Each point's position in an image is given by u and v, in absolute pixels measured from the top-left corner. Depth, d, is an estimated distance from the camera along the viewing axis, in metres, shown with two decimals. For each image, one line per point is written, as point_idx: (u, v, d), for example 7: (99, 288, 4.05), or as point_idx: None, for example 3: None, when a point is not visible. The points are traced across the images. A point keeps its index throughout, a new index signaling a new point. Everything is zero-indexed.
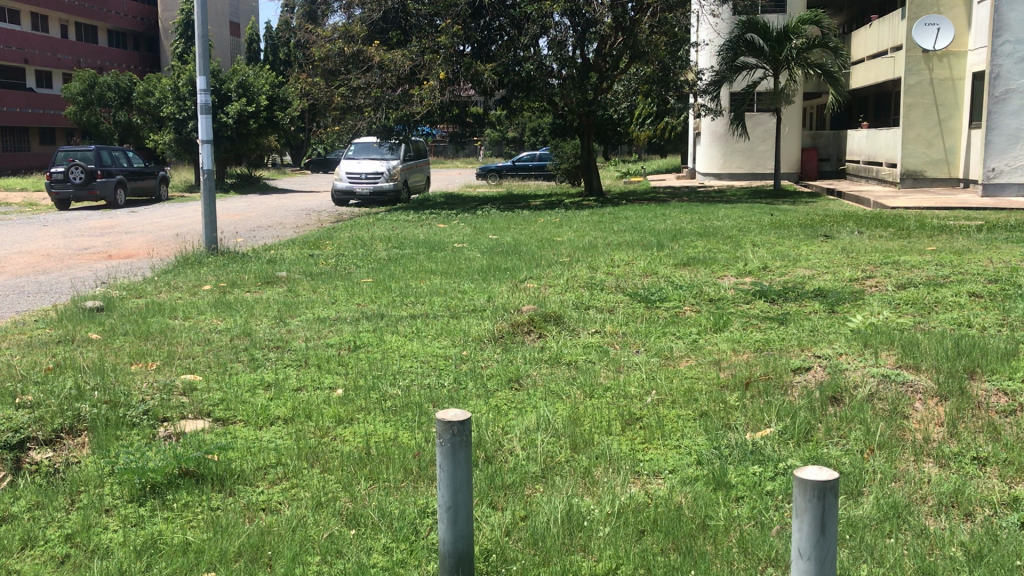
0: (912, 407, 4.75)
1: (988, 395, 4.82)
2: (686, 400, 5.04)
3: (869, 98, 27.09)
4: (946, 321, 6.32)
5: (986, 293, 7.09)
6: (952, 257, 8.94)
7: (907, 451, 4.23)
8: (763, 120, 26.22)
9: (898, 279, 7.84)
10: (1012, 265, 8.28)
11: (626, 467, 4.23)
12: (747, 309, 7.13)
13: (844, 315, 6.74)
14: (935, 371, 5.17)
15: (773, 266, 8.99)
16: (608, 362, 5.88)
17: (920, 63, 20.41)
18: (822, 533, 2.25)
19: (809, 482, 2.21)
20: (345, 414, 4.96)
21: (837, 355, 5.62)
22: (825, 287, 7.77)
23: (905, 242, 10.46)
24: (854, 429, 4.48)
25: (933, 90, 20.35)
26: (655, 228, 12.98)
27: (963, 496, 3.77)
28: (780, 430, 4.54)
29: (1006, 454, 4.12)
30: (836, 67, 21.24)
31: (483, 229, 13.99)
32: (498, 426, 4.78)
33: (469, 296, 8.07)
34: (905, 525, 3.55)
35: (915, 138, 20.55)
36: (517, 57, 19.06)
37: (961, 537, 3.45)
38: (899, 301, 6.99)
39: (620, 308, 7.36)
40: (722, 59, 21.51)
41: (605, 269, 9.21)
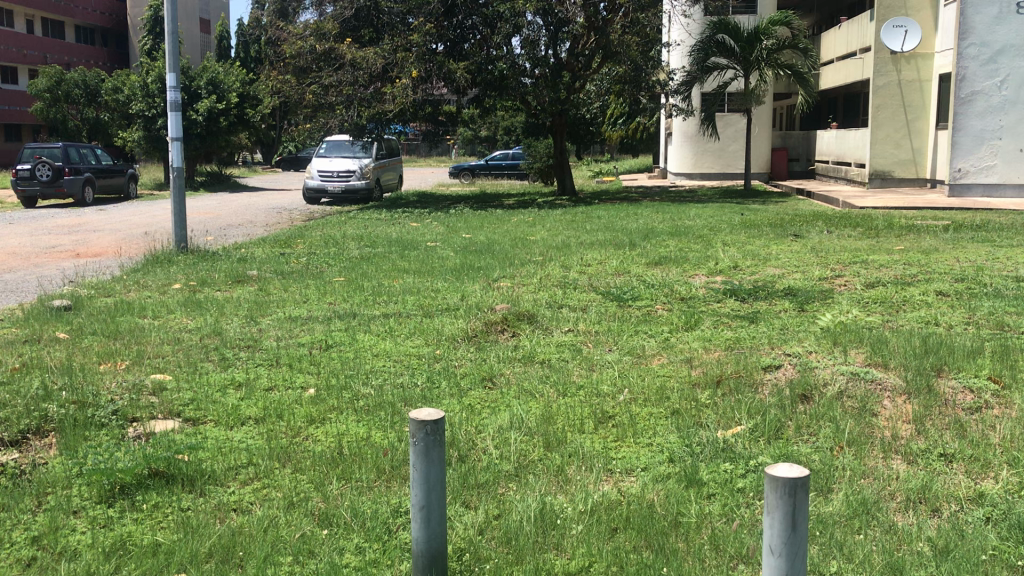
0: (880, 405, 4.78)
1: (955, 393, 4.85)
2: (658, 398, 5.06)
3: (839, 99, 27.32)
4: (914, 320, 6.39)
5: (953, 292, 7.17)
6: (920, 257, 9.04)
7: (876, 448, 4.28)
8: (734, 121, 26.39)
9: (866, 279, 7.90)
10: (979, 264, 8.38)
11: (598, 465, 4.25)
12: (717, 307, 7.18)
13: (813, 313, 6.80)
14: (903, 369, 5.21)
15: (744, 266, 9.03)
16: (581, 361, 5.89)
17: (888, 64, 20.59)
18: (792, 530, 2.28)
19: (781, 479, 2.23)
20: (316, 414, 4.93)
21: (807, 354, 5.65)
22: (794, 286, 7.81)
23: (872, 241, 10.56)
24: (823, 428, 4.52)
25: (900, 92, 20.57)
26: (628, 227, 13.05)
27: (930, 492, 3.82)
28: (751, 428, 4.57)
29: (972, 451, 4.17)
30: (806, 68, 21.37)
31: (454, 228, 13.98)
32: (471, 425, 4.78)
33: (442, 296, 8.03)
34: (874, 521, 3.60)
35: (882, 138, 20.77)
36: (490, 56, 19.05)
37: (927, 532, 3.51)
38: (867, 300, 7.05)
39: (592, 307, 7.37)
40: (694, 59, 21.55)
41: (578, 268, 9.23)
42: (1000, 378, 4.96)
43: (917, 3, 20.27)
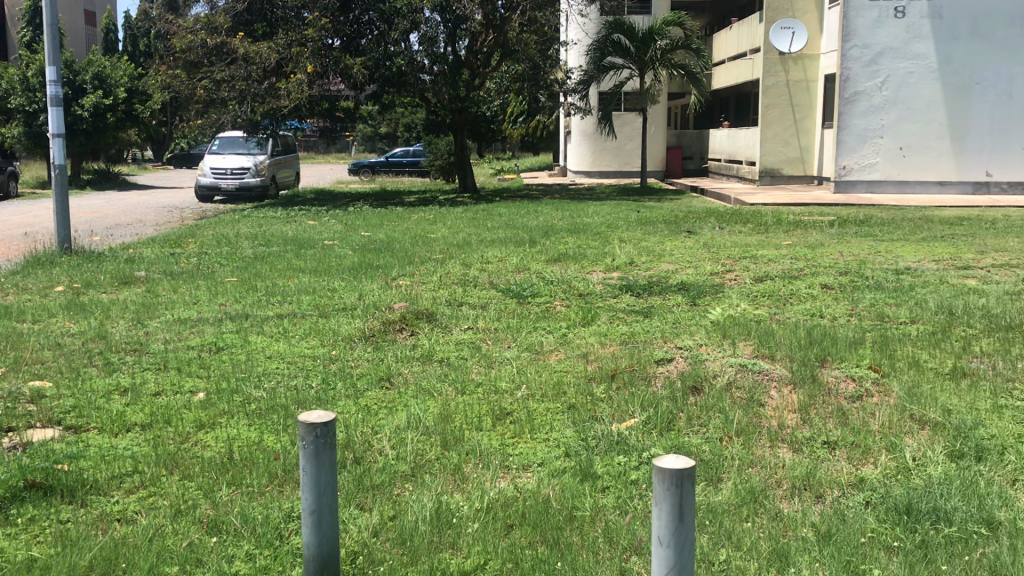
0: (767, 395, 4.91)
1: (837, 381, 5.02)
2: (554, 394, 5.09)
3: (731, 99, 28.08)
4: (800, 312, 6.60)
5: (836, 285, 7.44)
6: (806, 251, 9.36)
7: (763, 437, 4.40)
8: (630, 120, 26.83)
9: (755, 273, 8.12)
10: (862, 258, 8.71)
11: (495, 462, 4.25)
12: (614, 302, 7.28)
13: (705, 307, 6.95)
14: (789, 360, 5.37)
15: (640, 262, 9.17)
16: (480, 358, 5.87)
17: (777, 65, 21.23)
18: (680, 522, 2.31)
19: (668, 471, 2.26)
20: (206, 418, 4.78)
21: (698, 347, 5.76)
22: (687, 281, 7.97)
23: (762, 236, 10.88)
24: (713, 418, 4.62)
25: (788, 92, 21.25)
26: (528, 225, 13.12)
27: (814, 478, 3.94)
28: (644, 421, 4.63)
29: (853, 437, 4.31)
30: (699, 69, 21.88)
31: (353, 226, 13.79)
32: (367, 426, 4.71)
33: (339, 295, 7.90)
34: (762, 509, 3.69)
35: (772, 137, 21.43)
36: (387, 52, 18.83)
37: (811, 518, 3.62)
38: (756, 294, 7.25)
39: (492, 304, 7.37)
40: (590, 59, 21.81)
41: (478, 266, 9.22)
42: (880, 366, 5.14)
43: (802, 5, 21.01)
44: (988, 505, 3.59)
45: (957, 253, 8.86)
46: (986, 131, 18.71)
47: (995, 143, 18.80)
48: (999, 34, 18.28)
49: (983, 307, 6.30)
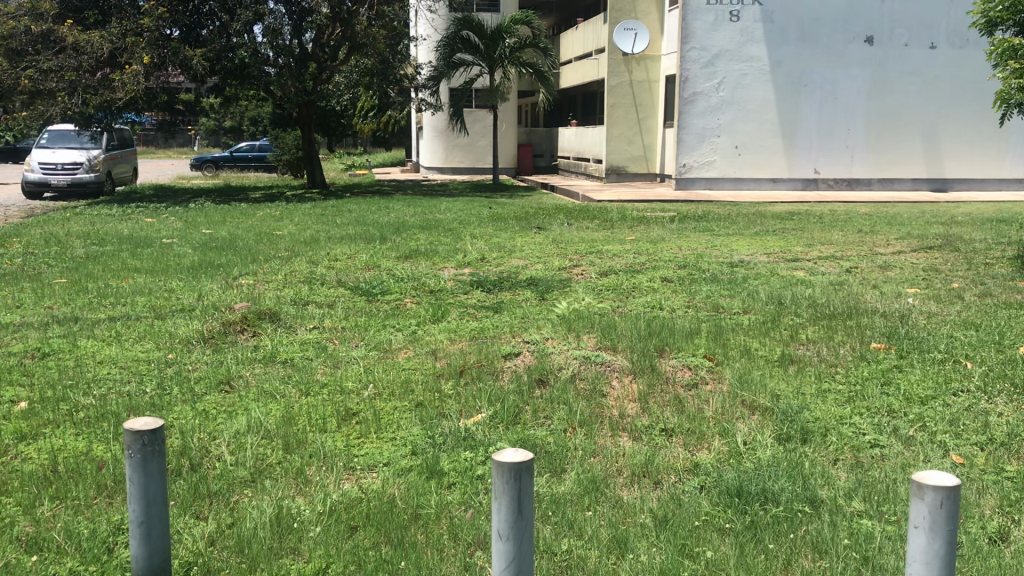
0: (609, 385, 5.02)
1: (675, 370, 5.18)
2: (401, 392, 5.04)
3: (579, 98, 28.68)
4: (642, 305, 6.78)
5: (676, 278, 7.69)
6: (648, 246, 9.65)
7: (605, 427, 4.50)
8: (481, 117, 26.97)
9: (601, 268, 8.31)
10: (700, 252, 9.05)
11: (339, 464, 4.16)
12: (464, 298, 7.28)
13: (552, 302, 7.05)
14: (630, 351, 5.50)
15: (490, 257, 9.22)
16: (326, 358, 5.75)
17: (621, 66, 21.75)
18: (519, 514, 2.31)
19: (507, 465, 2.26)
20: (28, 429, 4.48)
21: (544, 341, 5.82)
22: (535, 276, 8.07)
23: (607, 232, 11.15)
24: (557, 410, 4.68)
25: (632, 92, 21.83)
26: (378, 221, 12.98)
27: (652, 465, 4.06)
28: (490, 415, 4.65)
29: (688, 424, 4.47)
30: (547, 67, 22.23)
31: (194, 224, 13.28)
32: (205, 432, 4.53)
33: (177, 296, 7.57)
34: (603, 497, 3.77)
35: (618, 135, 22.00)
36: (229, 43, 18.06)
37: (650, 504, 3.72)
38: (602, 288, 7.41)
39: (339, 303, 7.24)
40: (440, 55, 21.79)
41: (325, 263, 9.04)
42: (714, 355, 5.34)
43: (644, 7, 21.69)
44: (811, 484, 3.79)
45: (787, 246, 9.35)
46: (814, 131, 19.84)
47: (822, 144, 19.95)
48: (824, 38, 19.46)
49: (809, 297, 6.65)
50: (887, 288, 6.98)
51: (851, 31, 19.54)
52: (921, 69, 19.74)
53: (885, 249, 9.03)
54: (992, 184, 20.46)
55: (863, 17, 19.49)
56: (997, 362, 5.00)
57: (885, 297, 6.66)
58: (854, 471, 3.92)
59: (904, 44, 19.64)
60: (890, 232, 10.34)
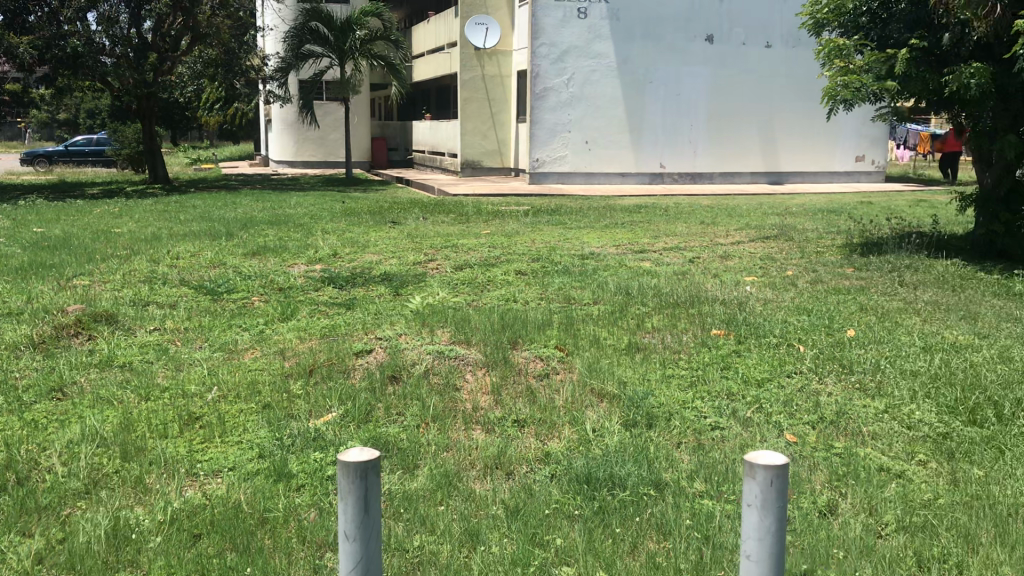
0: (463, 379, 5.02)
1: (528, 362, 5.22)
2: (248, 393, 4.88)
3: (432, 92, 28.60)
4: (496, 298, 6.81)
5: (530, 271, 7.77)
6: (503, 239, 9.72)
7: (458, 420, 4.49)
8: (332, 110, 26.51)
9: (455, 262, 8.31)
10: (553, 245, 9.19)
11: (181, 470, 4.00)
12: (315, 296, 7.12)
13: (405, 297, 6.99)
14: (484, 344, 5.51)
15: (343, 253, 9.07)
16: (168, 361, 5.51)
17: (473, 60, 21.83)
18: (367, 512, 2.25)
19: (352, 464, 2.18)
20: None
21: (397, 337, 5.75)
22: (390, 271, 7.98)
23: (462, 226, 11.16)
24: (410, 406, 4.64)
25: (485, 86, 21.95)
26: (225, 217, 12.54)
27: (505, 456, 4.08)
28: (342, 414, 4.56)
29: (540, 414, 4.52)
30: (398, 60, 22.06)
31: (23, 222, 12.47)
32: (33, 443, 4.25)
33: (2, 299, 7.08)
34: (455, 491, 3.77)
35: (472, 129, 22.08)
36: (61, 31, 17.08)
37: (501, 495, 3.74)
38: (456, 282, 7.40)
39: (182, 303, 6.94)
40: (288, 46, 21.25)
41: (168, 262, 8.65)
42: (564, 346, 5.42)
43: (495, 2, 21.84)
44: (655, 468, 3.90)
45: (635, 238, 9.61)
46: (659, 127, 20.47)
47: (668, 138, 20.62)
48: (668, 36, 20.07)
49: (656, 287, 6.86)
50: (728, 277, 7.27)
51: (692, 30, 20.25)
52: (757, 68, 20.69)
53: (727, 239, 9.42)
54: (823, 177, 21.72)
55: (703, 17, 20.24)
56: (827, 344, 5.29)
57: (726, 285, 6.93)
58: (696, 453, 4.06)
59: (741, 43, 20.53)
60: (732, 223, 10.79)
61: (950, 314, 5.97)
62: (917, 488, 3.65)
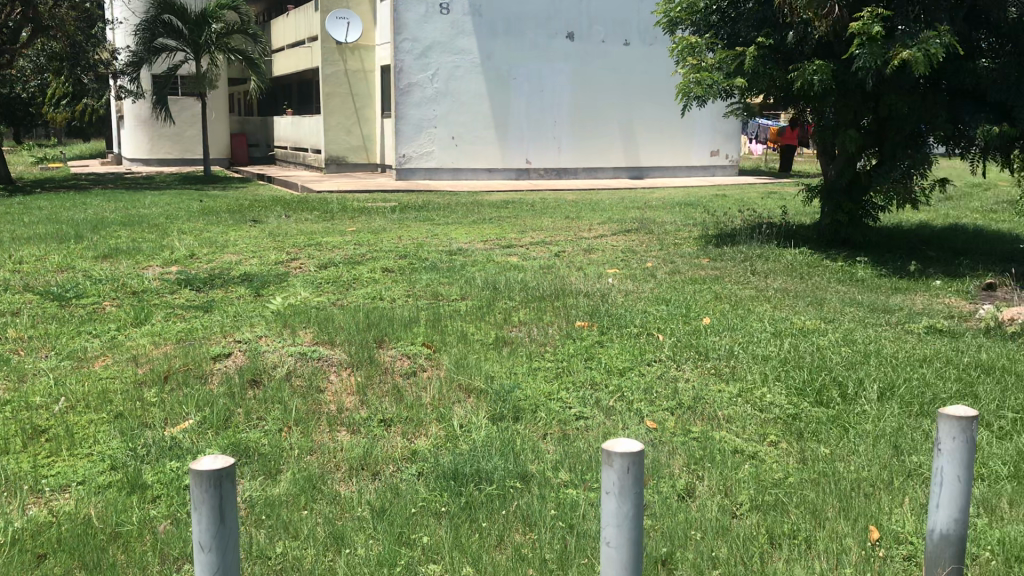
0: (326, 380, 4.92)
1: (394, 361, 5.16)
2: (98, 403, 4.65)
3: (293, 86, 27.99)
4: (361, 296, 6.71)
5: (396, 268, 7.70)
6: (369, 237, 9.60)
7: (322, 423, 4.40)
8: (189, 105, 25.58)
9: (319, 260, 8.15)
10: (418, 241, 9.13)
11: (24, 488, 3.76)
12: (171, 299, 6.85)
13: (267, 297, 6.81)
14: (348, 344, 5.41)
15: (200, 254, 8.75)
16: (9, 372, 5.18)
17: (334, 54, 21.44)
18: (222, 523, 2.15)
19: (205, 473, 2.09)
20: None
21: (257, 339, 5.59)
22: (250, 271, 7.75)
23: (327, 224, 10.96)
24: (272, 410, 4.52)
25: (347, 81, 21.63)
26: (73, 219, 11.91)
27: (371, 457, 4.03)
28: (200, 421, 4.40)
29: (407, 412, 4.47)
30: (257, 54, 21.45)
31: None
32: None
33: None
34: (319, 494, 3.69)
35: (335, 125, 21.74)
36: None
37: (366, 496, 3.69)
38: (320, 281, 7.26)
39: (25, 310, 6.55)
40: (139, 39, 20.34)
41: (9, 267, 8.14)
42: (431, 343, 5.40)
43: None
44: (522, 460, 3.92)
45: (502, 233, 9.67)
46: (524, 123, 20.64)
47: (532, 135, 20.83)
48: (530, 33, 20.25)
49: (521, 281, 6.91)
50: (591, 270, 7.40)
51: (554, 27, 20.49)
52: (617, 65, 21.14)
53: (591, 233, 9.60)
54: (681, 171, 22.46)
55: (564, 14, 20.51)
56: (685, 332, 5.46)
57: (589, 278, 7.05)
58: (561, 444, 4.12)
59: (601, 41, 20.94)
60: (595, 217, 10.99)
61: (798, 301, 6.26)
62: (769, 467, 3.81)
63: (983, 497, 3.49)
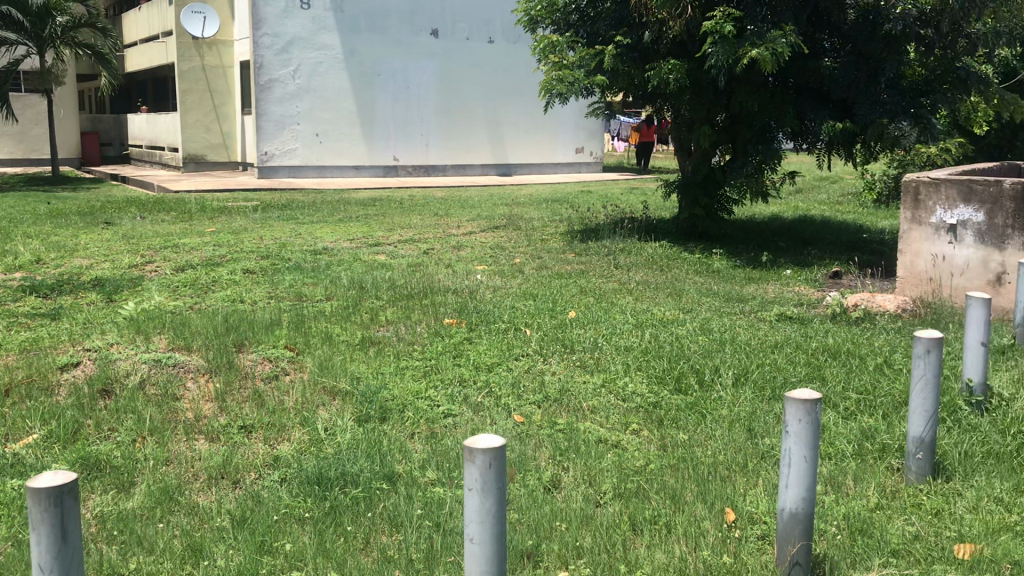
0: (183, 388, 4.73)
1: (255, 365, 5.02)
2: None
3: (148, 83, 26.86)
4: (221, 299, 6.49)
5: (258, 269, 7.50)
6: (230, 237, 9.31)
7: (178, 432, 4.23)
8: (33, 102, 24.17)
9: (176, 263, 7.85)
10: (282, 242, 8.92)
11: None
12: (14, 307, 6.45)
13: (119, 303, 6.51)
14: (206, 349, 5.22)
15: (46, 259, 8.29)
16: None
17: (191, 49, 20.68)
18: (64, 543, 2.03)
19: (43, 489, 1.97)
20: None
21: (108, 347, 5.32)
22: (101, 276, 7.39)
23: (186, 225, 10.58)
24: (125, 420, 4.32)
25: (205, 77, 20.94)
26: None
27: (230, 464, 3.90)
28: (45, 435, 4.16)
29: (269, 417, 4.35)
30: (106, 49, 20.45)
31: None
32: None
33: None
34: (176, 506, 3.55)
35: (193, 123, 21.01)
36: None
37: (226, 506, 3.57)
38: (177, 284, 6.98)
39: None
40: None
41: None
42: (294, 345, 5.27)
43: None
44: (388, 461, 3.87)
45: (369, 232, 9.56)
46: (390, 121, 20.41)
47: (399, 132, 20.61)
48: (393, 30, 20.06)
49: (387, 280, 6.84)
50: (458, 267, 7.39)
51: (418, 24, 20.38)
52: (482, 62, 21.24)
53: (459, 230, 9.60)
54: (548, 168, 22.76)
55: (427, 11, 20.43)
56: (551, 326, 5.52)
57: (456, 275, 7.04)
58: (428, 442, 4.09)
59: (465, 38, 20.99)
60: (463, 214, 11.00)
61: (659, 293, 6.43)
62: (631, 456, 3.90)
63: (830, 474, 3.67)
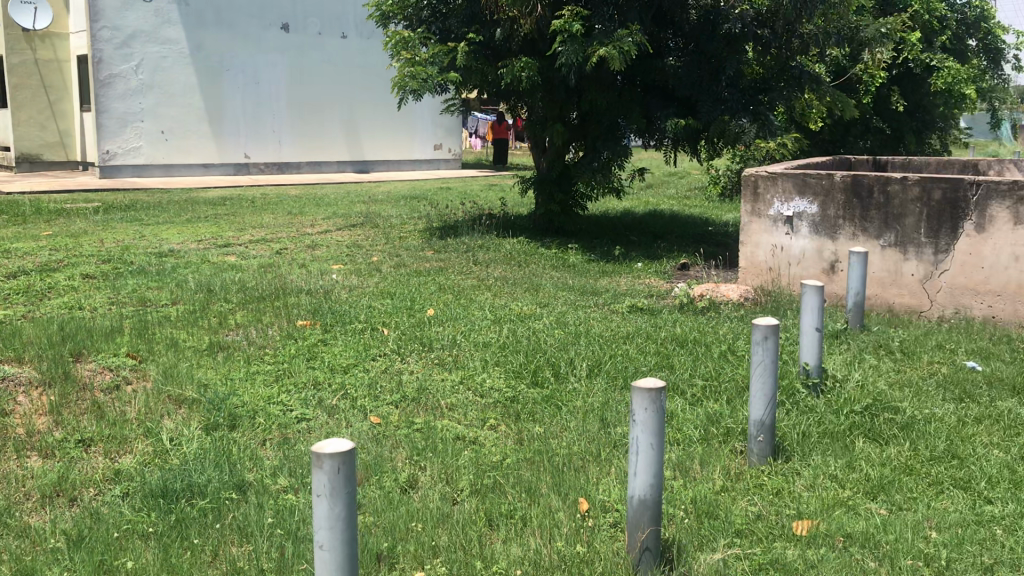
0: (13, 402, 4.43)
1: (93, 375, 4.76)
2: None
3: None
4: (56, 307, 6.13)
5: (99, 274, 7.13)
6: (68, 241, 8.81)
7: (8, 450, 3.96)
8: None
9: (6, 269, 7.36)
10: (125, 244, 8.50)
11: None
12: None
13: None
14: (38, 360, 4.91)
15: None
16: None
17: (22, 42, 19.41)
18: None
19: None
20: None
21: None
22: None
23: (20, 228, 9.95)
24: None
25: (39, 72, 19.77)
26: None
27: (67, 482, 3.69)
28: None
29: (109, 430, 4.13)
30: None
31: None
32: None
33: None
34: (5, 530, 3.33)
35: (27, 120, 19.82)
36: None
37: (61, 526, 3.36)
38: (7, 292, 6.55)
39: None
40: None
41: None
42: (136, 353, 5.03)
43: None
44: (237, 469, 3.74)
45: (220, 232, 9.24)
46: (240, 116, 19.75)
47: (249, 129, 19.95)
48: (241, 24, 19.37)
49: (238, 282, 6.63)
50: (314, 267, 7.25)
51: (267, 18, 19.79)
52: (334, 58, 20.89)
53: (314, 229, 9.40)
54: (406, 165, 22.63)
55: (277, 5, 19.88)
56: (408, 325, 5.48)
57: (311, 276, 6.89)
58: (281, 448, 3.98)
59: (317, 33, 20.58)
60: (319, 213, 10.78)
61: (516, 288, 6.49)
62: (488, 451, 3.91)
63: (678, 460, 3.78)
